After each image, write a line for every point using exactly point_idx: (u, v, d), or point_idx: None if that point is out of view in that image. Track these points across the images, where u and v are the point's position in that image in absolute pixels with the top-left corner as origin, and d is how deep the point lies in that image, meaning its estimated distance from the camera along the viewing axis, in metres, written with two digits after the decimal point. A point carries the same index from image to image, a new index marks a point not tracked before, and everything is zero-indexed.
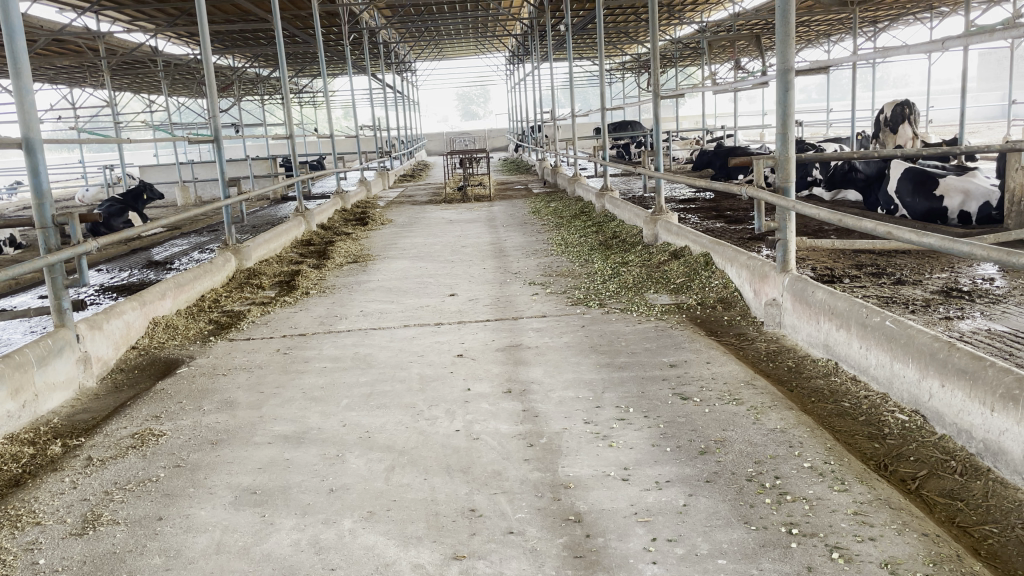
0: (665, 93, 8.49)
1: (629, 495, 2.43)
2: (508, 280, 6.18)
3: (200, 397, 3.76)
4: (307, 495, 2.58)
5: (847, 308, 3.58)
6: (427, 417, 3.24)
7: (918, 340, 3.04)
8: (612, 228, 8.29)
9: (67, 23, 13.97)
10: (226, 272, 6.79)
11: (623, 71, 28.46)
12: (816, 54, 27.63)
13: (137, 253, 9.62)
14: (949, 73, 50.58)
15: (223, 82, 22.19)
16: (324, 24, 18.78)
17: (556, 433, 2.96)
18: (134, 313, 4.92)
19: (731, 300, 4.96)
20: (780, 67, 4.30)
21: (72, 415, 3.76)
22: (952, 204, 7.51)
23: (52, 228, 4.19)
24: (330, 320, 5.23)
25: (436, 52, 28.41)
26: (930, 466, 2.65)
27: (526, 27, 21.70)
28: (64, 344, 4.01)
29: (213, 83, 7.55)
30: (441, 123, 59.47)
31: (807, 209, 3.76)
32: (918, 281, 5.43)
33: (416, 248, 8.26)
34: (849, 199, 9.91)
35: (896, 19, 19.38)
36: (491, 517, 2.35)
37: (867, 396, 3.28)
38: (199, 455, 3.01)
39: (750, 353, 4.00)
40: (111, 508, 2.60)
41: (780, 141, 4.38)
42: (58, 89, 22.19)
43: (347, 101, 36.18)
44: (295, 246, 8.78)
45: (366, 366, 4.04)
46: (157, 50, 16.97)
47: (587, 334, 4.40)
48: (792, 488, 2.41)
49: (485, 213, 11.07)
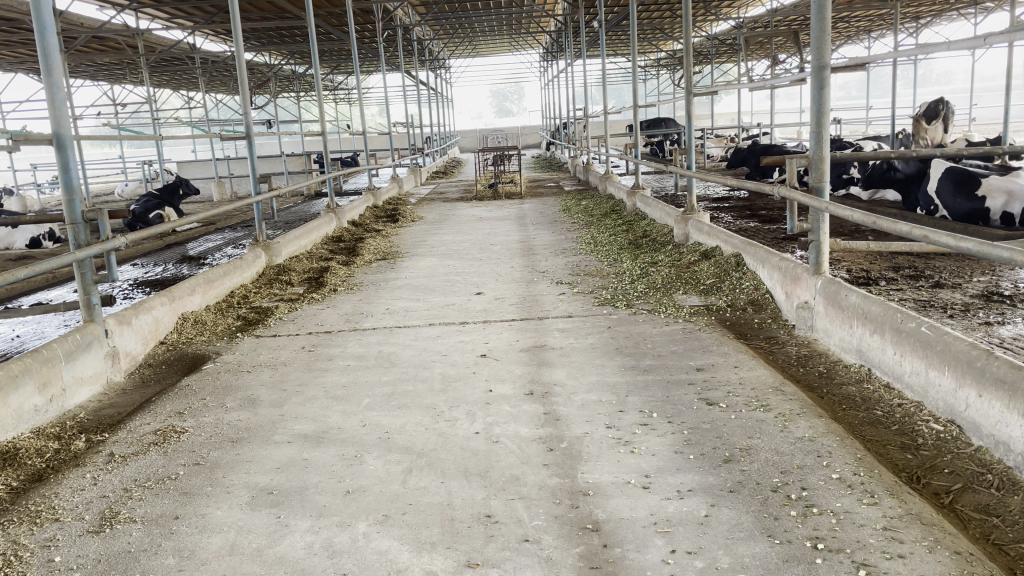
0: (699, 90, 8.34)
1: (650, 504, 2.37)
2: (535, 279, 6.13)
3: (223, 394, 3.76)
4: (323, 498, 2.56)
5: (882, 313, 3.47)
6: (447, 418, 3.20)
7: (955, 347, 2.93)
8: (643, 226, 8.20)
9: (107, 20, 14.18)
10: (256, 269, 6.82)
11: (658, 68, 28.21)
12: (856, 50, 27.16)
13: (172, 248, 9.73)
14: (994, 70, 49.43)
15: (259, 78, 22.41)
16: (359, 21, 18.88)
17: (577, 437, 2.91)
18: (163, 309, 4.96)
19: (762, 302, 4.86)
20: (815, 64, 4.19)
21: (98, 410, 3.79)
22: (994, 205, 7.30)
23: (82, 224, 4.23)
24: (356, 317, 5.23)
25: (470, 49, 28.44)
26: (964, 479, 2.55)
27: (559, 24, 21.62)
28: (93, 338, 4.05)
29: (245, 80, 7.52)
30: (475, 120, 59.56)
31: (841, 210, 3.64)
32: (958, 284, 5.27)
33: (445, 246, 8.23)
34: (887, 199, 9.70)
35: (939, 14, 18.97)
36: (507, 524, 2.31)
37: (901, 404, 3.18)
38: (218, 453, 3.01)
39: (781, 358, 3.90)
40: (128, 506, 2.60)
41: (815, 140, 4.26)
42: (99, 86, 22.57)
43: (381, 98, 36.40)
44: (325, 243, 8.82)
45: (390, 365, 4.01)
46: (194, 47, 17.18)
47: (613, 335, 4.34)
48: (818, 501, 2.33)
49: (516, 211, 11.03)
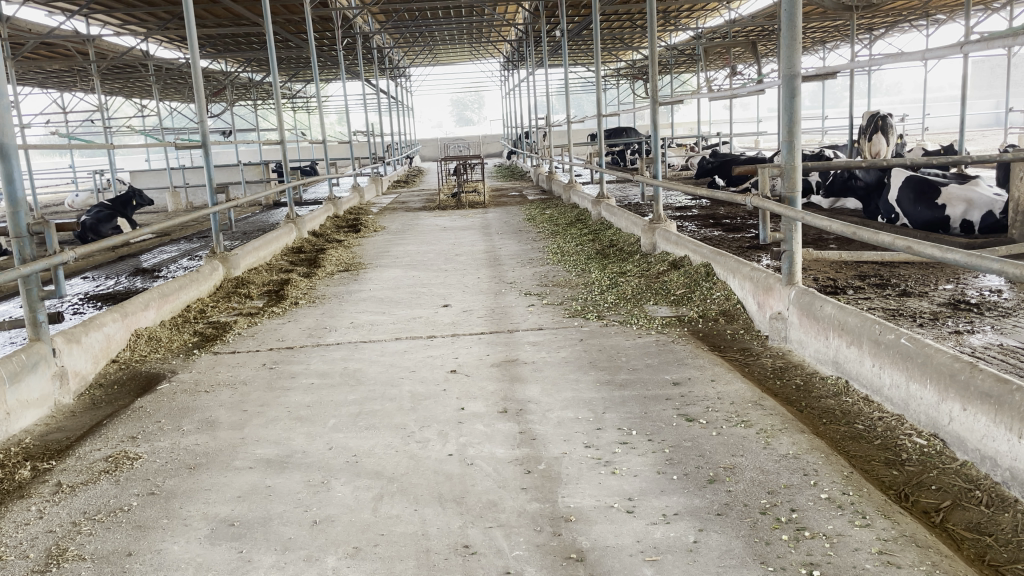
0: (663, 99, 8.27)
1: (635, 530, 2.26)
2: (503, 290, 6.01)
3: (180, 416, 3.57)
4: (288, 529, 2.40)
5: (859, 324, 3.42)
6: (418, 439, 3.06)
7: (937, 360, 2.88)
8: (609, 235, 8.15)
9: (56, 25, 13.74)
10: (213, 281, 6.58)
11: (618, 77, 28.41)
12: (812, 61, 27.58)
13: (125, 261, 9.42)
14: (944, 81, 50.88)
15: (215, 86, 22.01)
16: (318, 29, 18.62)
17: (555, 458, 2.79)
18: (115, 325, 4.74)
19: (733, 312, 4.80)
20: (786, 72, 4.13)
21: (45, 435, 3.56)
22: (954, 213, 7.37)
23: (27, 238, 3.98)
24: (319, 331, 5.06)
25: (430, 58, 28.32)
26: (953, 496, 2.48)
27: (520, 33, 21.57)
28: (39, 358, 3.82)
29: (201, 87, 7.21)
30: (436, 129, 59.39)
31: (816, 220, 3.58)
32: (925, 293, 5.29)
33: (409, 257, 8.08)
34: (848, 207, 9.85)
35: (892, 26, 19.37)
36: (487, 555, 2.18)
37: (882, 417, 3.12)
38: (175, 481, 2.84)
39: (756, 370, 3.84)
40: (77, 542, 2.41)
41: (786, 149, 4.20)
42: (48, 93, 21.94)
43: (340, 107, 36.05)
44: (285, 254, 8.60)
45: (355, 383, 3.85)
46: (148, 54, 16.79)
47: (586, 348, 4.23)
48: (810, 523, 2.24)
49: (480, 221, 10.89)
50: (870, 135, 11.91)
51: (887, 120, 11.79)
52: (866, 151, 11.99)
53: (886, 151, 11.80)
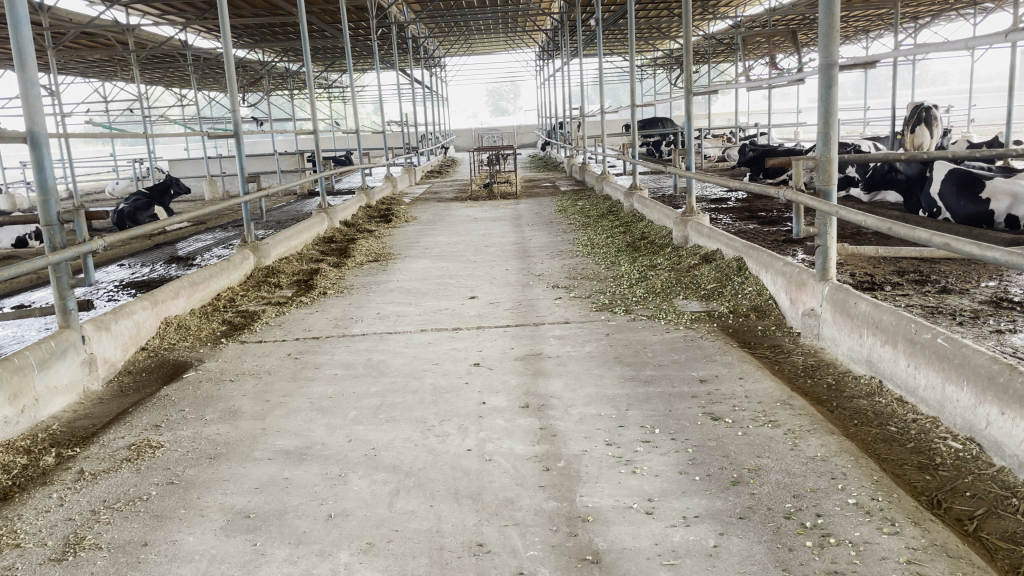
0: (698, 89, 8.11)
1: (654, 532, 2.21)
2: (531, 283, 5.96)
3: (204, 405, 3.58)
4: (303, 523, 2.38)
5: (894, 323, 3.31)
6: (438, 433, 3.03)
7: (974, 361, 2.77)
8: (640, 228, 8.05)
9: (96, 15, 13.92)
10: (244, 270, 6.63)
11: (655, 67, 28.11)
12: (855, 50, 27.01)
13: (160, 248, 9.54)
14: (991, 70, 49.59)
15: (252, 76, 22.19)
16: (353, 19, 18.68)
17: (575, 456, 2.74)
18: (145, 313, 4.78)
19: (765, 308, 4.69)
20: (823, 62, 4.01)
21: (72, 421, 3.60)
22: (998, 207, 7.15)
23: (57, 226, 4.04)
24: (345, 322, 5.06)
25: (466, 48, 28.29)
26: (989, 503, 2.38)
27: (556, 23, 21.44)
28: (68, 345, 3.86)
29: (233, 76, 7.21)
30: (471, 119, 59.49)
31: (851, 214, 3.46)
32: (965, 289, 5.12)
33: (438, 247, 8.06)
34: (888, 200, 9.63)
35: (938, 15, 18.89)
36: (501, 554, 2.14)
37: (916, 419, 3.02)
38: (194, 471, 2.84)
39: (787, 368, 3.74)
40: (95, 531, 2.42)
41: (822, 141, 4.08)
42: (90, 83, 22.31)
43: (376, 97, 36.18)
44: (316, 243, 8.63)
45: (378, 375, 3.84)
46: (186, 44, 16.97)
47: (611, 343, 4.17)
48: (835, 530, 2.16)
49: (511, 212, 10.85)
50: (913, 126, 11.60)
51: (932, 110, 11.48)
52: (908, 142, 11.75)
53: (930, 144, 11.56)
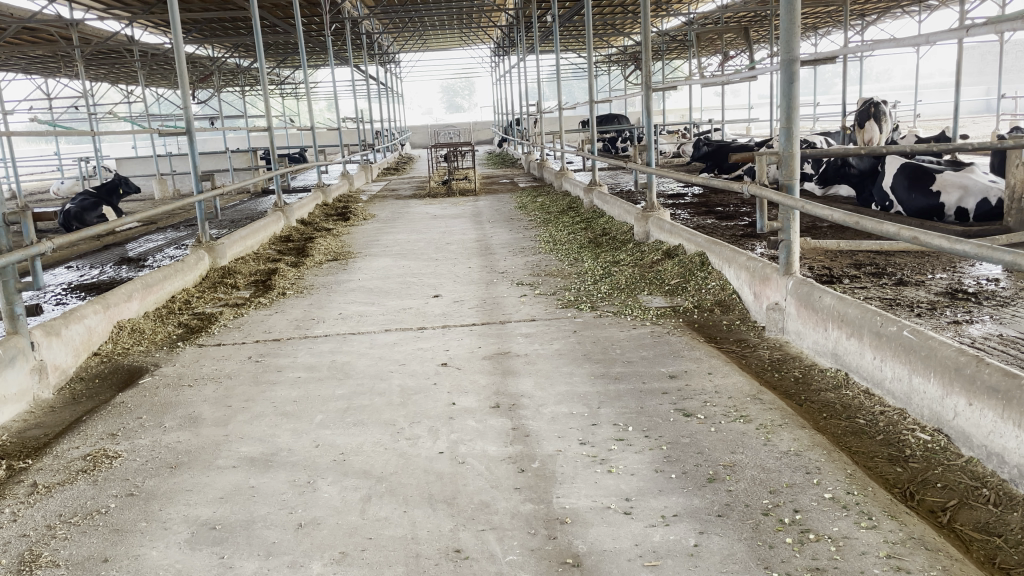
0: (656, 85, 8.12)
1: (633, 533, 2.18)
2: (495, 280, 5.92)
3: (162, 412, 3.46)
4: (272, 533, 2.31)
5: (860, 316, 3.34)
6: (408, 436, 2.97)
7: (941, 353, 2.80)
8: (601, 224, 8.05)
9: (37, 10, 13.47)
10: (199, 271, 6.46)
11: (610, 64, 28.25)
12: (806, 47, 27.45)
13: (110, 250, 9.27)
14: (935, 67, 50.90)
15: (202, 72, 21.73)
16: (306, 15, 18.40)
17: (549, 456, 2.70)
18: (97, 317, 4.61)
19: (729, 303, 4.72)
20: (784, 57, 4.03)
21: (22, 431, 3.45)
22: (949, 200, 7.31)
23: (3, 227, 3.86)
24: (306, 323, 4.95)
25: (421, 44, 28.11)
26: (960, 494, 2.41)
27: (512, 19, 21.42)
28: (16, 352, 3.70)
29: (185, 73, 7.00)
30: (427, 115, 59.21)
31: (816, 208, 3.48)
32: (921, 281, 5.22)
33: (398, 245, 7.96)
34: (841, 194, 9.79)
35: (885, 12, 19.30)
36: (479, 561, 2.09)
37: (883, 411, 3.05)
38: (155, 481, 2.73)
39: (754, 362, 3.75)
40: (52, 547, 2.31)
41: (784, 136, 4.10)
42: (32, 80, 21.60)
43: (330, 93, 35.78)
44: (273, 243, 8.46)
45: (343, 377, 3.75)
46: (133, 40, 16.53)
47: (579, 340, 4.14)
48: (814, 525, 2.16)
49: (471, 209, 10.78)
50: (863, 121, 11.81)
51: (881, 106, 11.67)
52: (858, 137, 11.93)
53: (881, 140, 11.79)
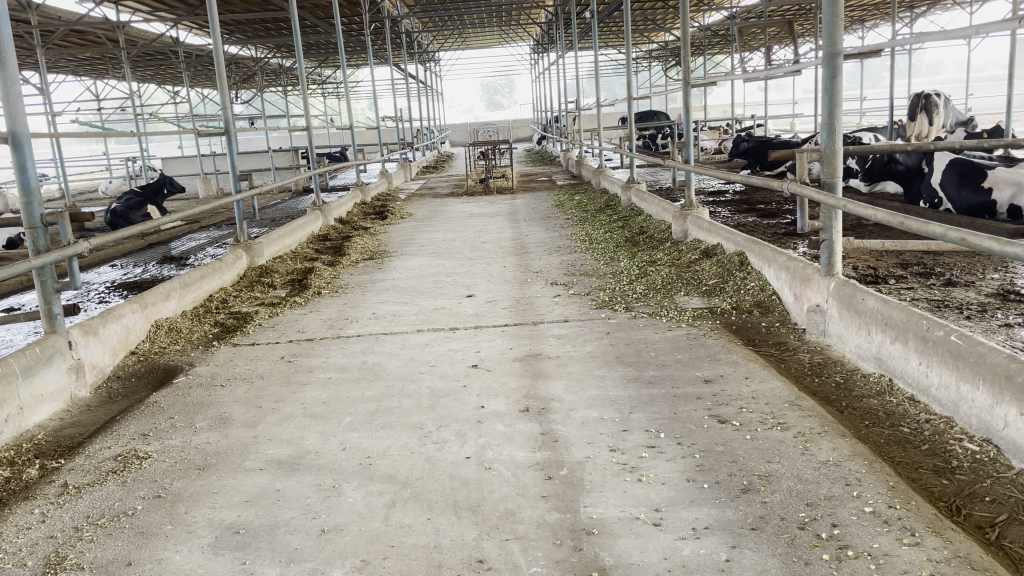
0: (696, 81, 7.95)
1: (662, 546, 2.10)
2: (529, 280, 5.85)
3: (193, 412, 3.47)
4: (294, 538, 2.28)
5: (904, 320, 3.21)
6: (435, 439, 2.93)
7: (991, 360, 2.66)
8: (639, 222, 7.94)
9: (85, 13, 13.76)
10: (236, 271, 6.51)
11: (650, 60, 27.99)
12: (852, 40, 26.88)
13: (153, 248, 9.42)
14: (987, 60, 49.49)
15: (245, 73, 22.02)
16: (346, 15, 18.55)
17: (578, 462, 2.64)
18: (135, 316, 4.66)
19: (768, 304, 4.59)
20: (827, 51, 3.89)
21: (58, 430, 3.49)
22: (1001, 197, 7.05)
23: (41, 228, 3.90)
24: (340, 323, 4.95)
25: (460, 42, 28.18)
26: (1010, 509, 2.28)
27: (551, 16, 21.34)
28: (54, 352, 3.74)
29: (224, 76, 7.00)
30: (467, 113, 59.38)
31: (859, 208, 3.35)
32: (971, 282, 5.03)
33: (434, 244, 7.94)
34: (888, 191, 9.54)
35: (934, 4, 18.79)
36: (502, 573, 2.03)
37: (929, 420, 2.92)
38: (183, 483, 2.73)
39: (793, 367, 3.64)
40: (77, 549, 2.32)
41: (827, 133, 3.97)
42: (81, 81, 22.10)
43: (371, 92, 36.05)
44: (310, 242, 8.51)
45: (373, 379, 3.73)
46: (177, 41, 16.80)
47: (613, 342, 4.07)
48: (853, 541, 2.06)
49: (507, 207, 10.74)
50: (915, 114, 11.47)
51: (932, 98, 11.30)
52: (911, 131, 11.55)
53: (934, 133, 11.40)
